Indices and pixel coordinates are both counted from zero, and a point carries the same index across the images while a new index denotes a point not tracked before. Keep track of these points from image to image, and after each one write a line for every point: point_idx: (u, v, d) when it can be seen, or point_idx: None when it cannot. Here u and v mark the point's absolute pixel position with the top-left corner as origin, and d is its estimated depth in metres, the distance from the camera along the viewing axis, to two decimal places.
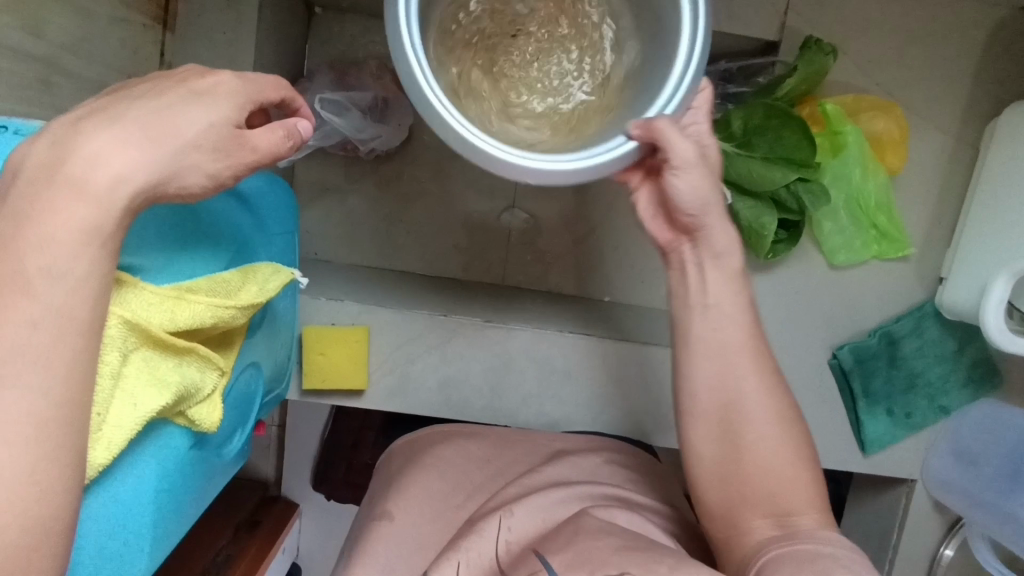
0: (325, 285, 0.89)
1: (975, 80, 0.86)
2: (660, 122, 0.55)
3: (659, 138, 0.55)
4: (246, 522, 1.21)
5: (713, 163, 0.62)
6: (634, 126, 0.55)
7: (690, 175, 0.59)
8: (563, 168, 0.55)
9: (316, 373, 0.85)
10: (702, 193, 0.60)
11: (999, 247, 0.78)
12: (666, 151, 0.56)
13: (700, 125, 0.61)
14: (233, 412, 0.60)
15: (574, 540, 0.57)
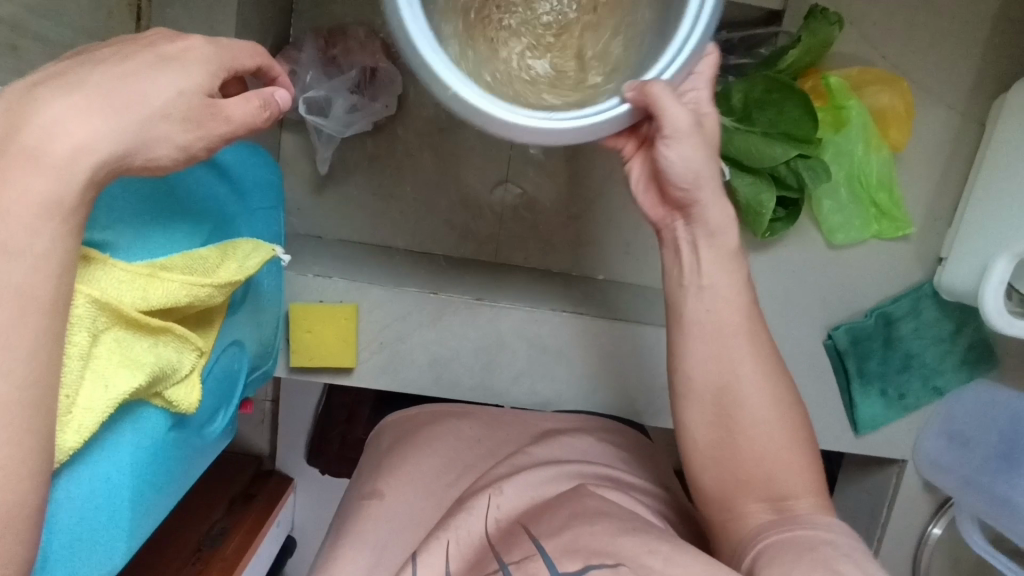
0: (312, 261, 0.87)
1: (984, 53, 0.83)
2: (658, 87, 0.53)
3: (652, 103, 0.53)
4: (239, 496, 1.22)
5: (710, 135, 0.59)
6: (628, 89, 0.54)
7: (681, 146, 0.57)
8: (560, 126, 0.53)
9: (304, 349, 0.83)
10: (693, 165, 0.58)
11: (1002, 226, 0.76)
12: (658, 119, 0.54)
13: (700, 92, 0.59)
14: (213, 392, 0.59)
15: (571, 526, 0.57)
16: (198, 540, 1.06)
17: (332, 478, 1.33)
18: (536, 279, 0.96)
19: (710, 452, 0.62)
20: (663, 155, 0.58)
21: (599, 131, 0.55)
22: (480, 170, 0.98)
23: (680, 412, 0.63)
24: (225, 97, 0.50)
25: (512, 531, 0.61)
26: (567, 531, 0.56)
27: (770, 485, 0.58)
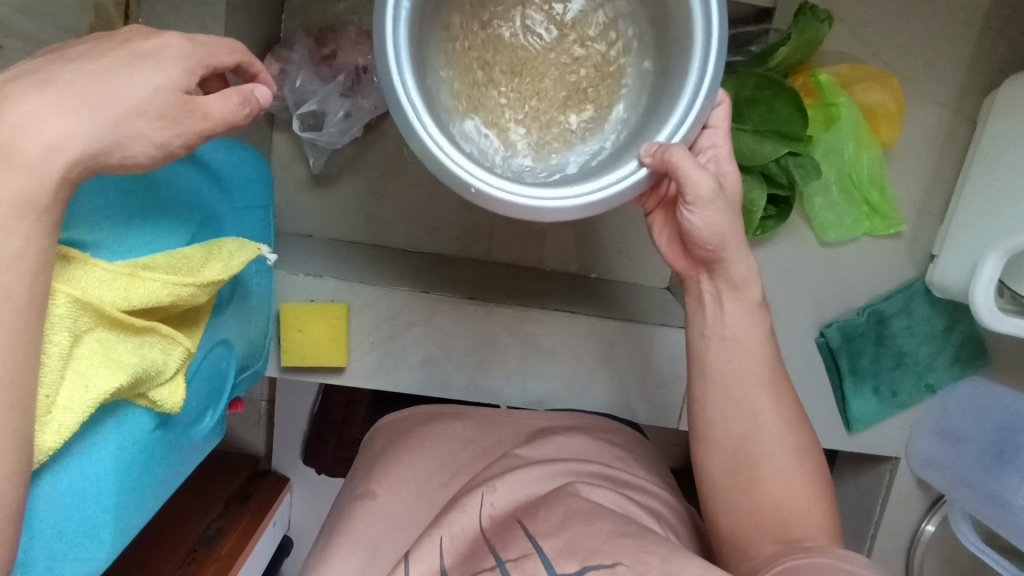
0: (301, 260, 0.86)
1: (974, 48, 0.83)
2: (677, 151, 0.53)
3: (670, 168, 0.54)
4: (236, 495, 1.21)
5: (732, 196, 0.60)
6: (646, 154, 0.54)
7: (707, 210, 0.58)
8: (574, 204, 0.53)
9: (294, 349, 0.83)
10: (718, 229, 0.59)
11: (993, 224, 0.76)
12: (680, 182, 0.55)
13: (719, 149, 0.60)
14: (200, 394, 0.59)
15: (568, 523, 0.57)
16: (194, 540, 1.05)
17: (329, 477, 1.32)
18: (529, 278, 0.96)
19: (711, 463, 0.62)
20: (691, 220, 0.59)
21: (628, 197, 0.56)
22: None
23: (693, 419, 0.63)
24: (208, 94, 0.50)
25: (507, 523, 0.61)
26: (565, 529, 0.56)
27: (783, 529, 0.58)
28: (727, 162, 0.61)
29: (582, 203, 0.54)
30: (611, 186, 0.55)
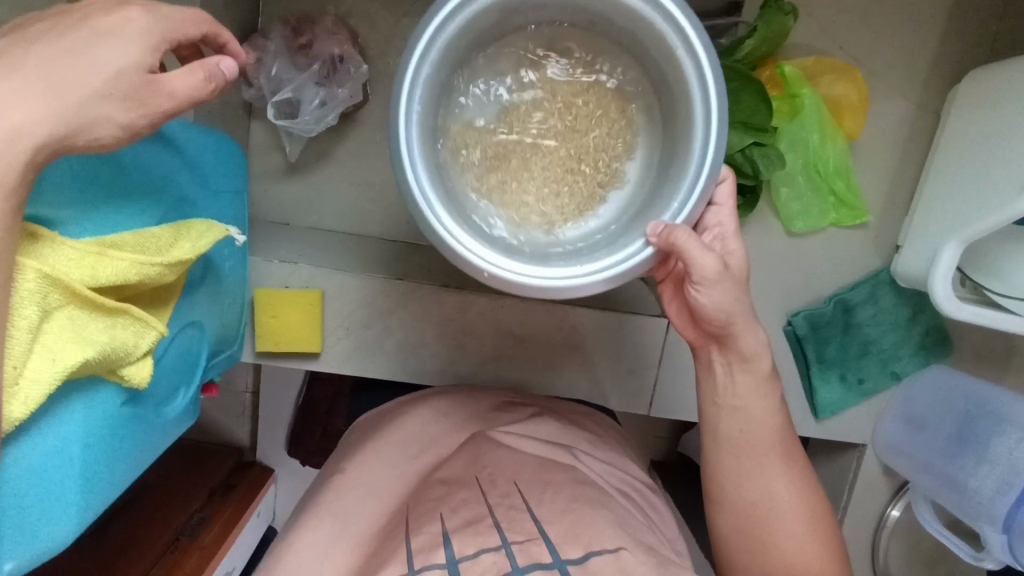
0: (278, 248, 0.87)
1: (937, 43, 0.85)
2: (681, 230, 0.56)
3: (674, 247, 0.56)
4: (219, 486, 1.22)
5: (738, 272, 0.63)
6: (652, 235, 0.57)
7: (714, 289, 0.59)
8: (586, 281, 0.58)
9: (268, 335, 0.84)
10: (726, 305, 0.60)
11: (954, 214, 0.78)
12: (686, 262, 0.58)
13: (723, 226, 0.64)
14: (170, 374, 0.60)
15: (572, 508, 0.59)
16: (176, 531, 1.05)
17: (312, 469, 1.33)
18: None
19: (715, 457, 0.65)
20: (701, 297, 0.61)
21: (636, 272, 0.59)
22: None
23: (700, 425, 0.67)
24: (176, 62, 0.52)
25: (509, 497, 0.61)
26: (567, 515, 0.58)
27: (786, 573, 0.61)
28: (732, 238, 0.64)
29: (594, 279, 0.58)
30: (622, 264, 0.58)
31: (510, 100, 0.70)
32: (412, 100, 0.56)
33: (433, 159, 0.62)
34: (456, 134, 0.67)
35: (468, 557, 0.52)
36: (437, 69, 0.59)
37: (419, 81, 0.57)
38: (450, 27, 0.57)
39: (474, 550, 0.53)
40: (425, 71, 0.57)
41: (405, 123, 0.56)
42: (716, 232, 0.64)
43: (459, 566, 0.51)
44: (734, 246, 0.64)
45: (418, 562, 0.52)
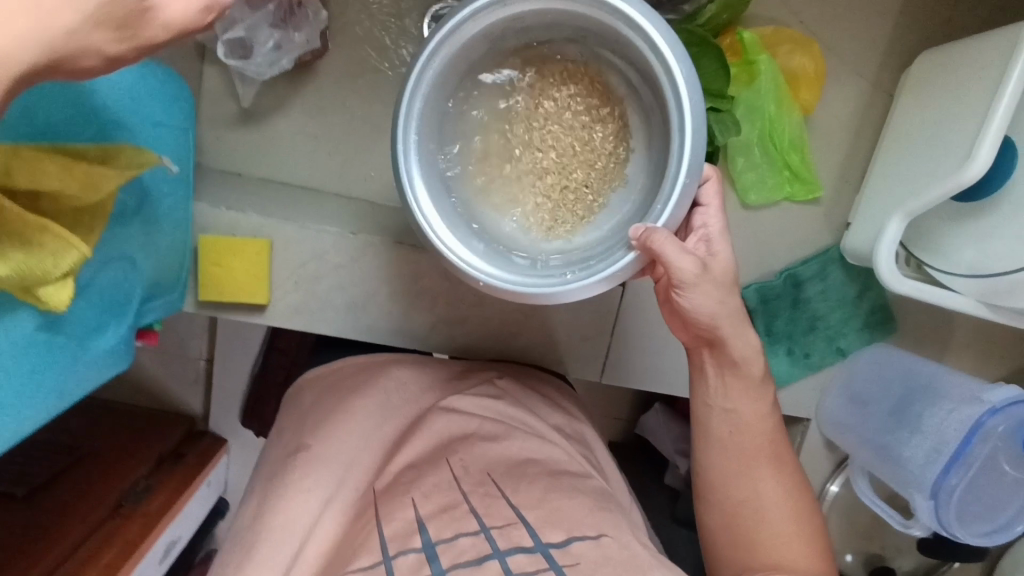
0: (223, 195, 0.84)
1: (893, 22, 0.86)
2: (659, 234, 0.55)
3: (650, 250, 0.56)
4: (169, 455, 1.17)
5: (725, 273, 0.61)
6: (632, 239, 0.57)
7: (697, 292, 0.59)
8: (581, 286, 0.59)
9: (213, 283, 0.82)
10: (710, 308, 0.60)
11: (900, 191, 0.80)
12: (665, 265, 0.57)
13: (709, 226, 0.62)
14: (94, 306, 0.58)
15: (551, 498, 0.58)
16: (119, 496, 1.00)
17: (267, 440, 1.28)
18: None
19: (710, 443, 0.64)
20: (689, 303, 0.59)
21: (624, 275, 0.59)
22: None
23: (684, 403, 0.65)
24: None
25: (484, 483, 0.60)
26: (547, 503, 0.57)
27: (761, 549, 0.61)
28: (721, 237, 0.61)
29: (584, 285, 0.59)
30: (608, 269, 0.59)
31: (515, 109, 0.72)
32: (408, 130, 0.61)
33: (444, 182, 0.67)
34: (469, 148, 0.71)
35: (445, 540, 0.53)
36: (431, 98, 0.63)
37: (411, 113, 0.61)
38: (438, 59, 0.60)
39: (451, 534, 0.53)
40: (417, 102, 0.61)
41: (404, 153, 0.61)
42: (705, 232, 0.62)
43: (435, 549, 0.52)
44: (723, 247, 0.61)
45: (392, 547, 0.53)
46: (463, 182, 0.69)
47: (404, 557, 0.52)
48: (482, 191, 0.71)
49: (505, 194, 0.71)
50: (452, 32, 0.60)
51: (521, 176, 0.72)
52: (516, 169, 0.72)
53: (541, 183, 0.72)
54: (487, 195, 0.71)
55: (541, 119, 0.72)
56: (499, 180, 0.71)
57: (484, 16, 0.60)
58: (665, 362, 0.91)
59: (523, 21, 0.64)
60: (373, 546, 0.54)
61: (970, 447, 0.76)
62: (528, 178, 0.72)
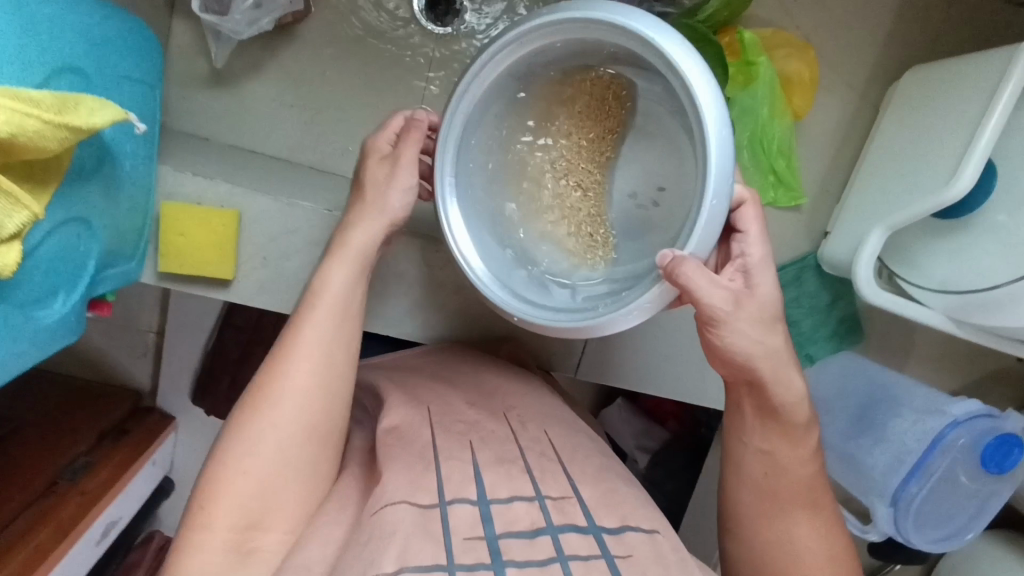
0: (188, 159, 0.77)
1: (883, 35, 0.88)
2: (688, 262, 0.48)
3: (678, 283, 0.48)
4: (112, 429, 1.09)
5: (766, 310, 0.53)
6: (658, 266, 0.49)
7: (734, 329, 0.52)
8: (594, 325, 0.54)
9: (173, 255, 0.75)
10: (749, 344, 0.52)
11: (883, 204, 0.81)
12: (694, 298, 0.50)
13: (749, 257, 0.54)
14: (44, 271, 0.53)
15: (602, 482, 0.57)
16: (55, 472, 0.95)
17: (218, 421, 1.20)
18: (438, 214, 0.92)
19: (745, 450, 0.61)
20: (728, 342, 0.52)
21: (657, 307, 0.53)
22: (396, 94, 0.92)
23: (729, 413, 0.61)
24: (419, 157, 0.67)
25: (540, 442, 0.61)
26: (602, 482, 0.57)
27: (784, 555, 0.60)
28: (760, 268, 0.54)
29: (618, 316, 0.52)
30: (636, 298, 0.52)
31: (562, 123, 0.62)
32: (444, 171, 0.59)
33: (496, 228, 0.62)
34: (514, 167, 0.63)
35: (501, 502, 0.51)
36: (469, 138, 0.60)
37: (444, 156, 0.59)
38: (466, 99, 0.58)
39: (507, 496, 0.51)
40: (454, 143, 0.59)
41: (441, 198, 0.59)
42: (742, 262, 0.54)
43: (499, 532, 0.48)
44: (762, 279, 0.54)
45: (447, 493, 0.51)
46: (505, 207, 0.63)
47: (458, 509, 0.49)
48: (527, 215, 0.63)
49: (552, 216, 0.63)
50: (478, 72, 0.57)
51: (570, 198, 0.62)
52: (564, 190, 0.62)
53: (591, 206, 0.62)
54: (535, 218, 0.63)
55: (589, 133, 0.62)
56: (545, 202, 0.63)
57: (505, 50, 0.56)
58: (656, 364, 0.86)
59: (554, 52, 0.57)
60: (426, 489, 0.50)
61: (931, 458, 0.78)
62: (577, 200, 0.62)
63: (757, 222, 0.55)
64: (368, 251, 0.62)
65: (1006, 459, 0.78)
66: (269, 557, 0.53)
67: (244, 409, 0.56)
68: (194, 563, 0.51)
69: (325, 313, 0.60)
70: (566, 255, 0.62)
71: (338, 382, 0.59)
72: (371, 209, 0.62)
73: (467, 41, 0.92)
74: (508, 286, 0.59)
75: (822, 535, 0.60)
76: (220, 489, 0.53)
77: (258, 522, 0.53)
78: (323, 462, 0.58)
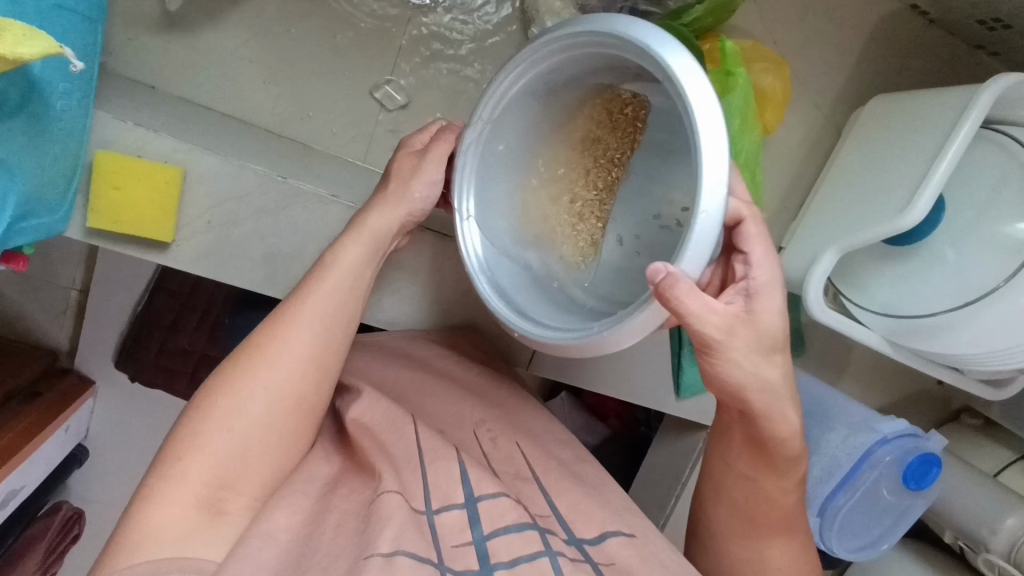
0: (132, 108, 0.71)
1: (854, 62, 0.91)
2: (682, 283, 0.43)
3: (669, 305, 0.43)
4: (20, 393, 1.00)
5: (766, 336, 0.49)
6: (648, 283, 0.43)
7: (732, 354, 0.49)
8: (600, 337, 0.48)
9: (105, 211, 0.67)
10: (742, 366, 0.50)
11: (839, 225, 0.82)
12: (687, 320, 0.45)
13: (753, 280, 0.50)
14: None
15: (581, 505, 0.56)
16: None
17: (144, 389, 1.12)
18: None
19: (727, 469, 0.62)
20: (722, 368, 0.50)
21: (652, 327, 0.48)
22: (364, 63, 0.88)
23: (722, 436, 0.62)
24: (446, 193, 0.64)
25: (514, 463, 0.59)
26: (574, 490, 0.58)
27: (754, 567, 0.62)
28: (765, 291, 0.50)
29: (612, 335, 0.47)
30: (626, 316, 0.47)
31: (580, 135, 0.60)
32: (465, 184, 0.58)
33: (524, 245, 0.61)
34: (533, 178, 0.61)
35: (488, 498, 0.51)
36: (491, 154, 0.59)
37: (464, 173, 0.58)
38: (487, 112, 0.56)
39: (494, 490, 0.52)
40: (477, 159, 0.58)
41: (461, 215, 0.58)
42: (746, 285, 0.51)
43: (488, 545, 0.48)
44: (767, 303, 0.50)
45: (434, 500, 0.51)
46: (524, 217, 0.61)
47: (448, 512, 0.50)
48: (542, 225, 0.61)
49: (564, 227, 0.61)
50: (498, 92, 0.55)
51: (580, 211, 0.61)
52: (575, 203, 0.61)
53: (599, 220, 0.60)
54: (550, 230, 0.61)
55: (603, 148, 0.60)
56: (558, 213, 0.61)
57: (522, 67, 0.54)
58: (611, 365, 0.87)
59: (571, 67, 0.55)
60: (415, 494, 0.51)
61: (859, 472, 0.82)
62: (585, 213, 0.61)
63: (761, 242, 0.51)
64: (385, 235, 0.60)
65: (925, 478, 0.81)
66: (238, 522, 0.50)
67: (236, 367, 0.53)
68: (160, 515, 0.47)
69: (332, 286, 0.57)
70: (569, 265, 0.60)
71: (332, 356, 0.56)
72: (391, 198, 0.61)
73: (443, 18, 0.89)
74: (514, 300, 0.58)
75: (772, 548, 0.61)
76: (198, 443, 0.50)
77: (232, 483, 0.50)
78: (304, 433, 0.55)
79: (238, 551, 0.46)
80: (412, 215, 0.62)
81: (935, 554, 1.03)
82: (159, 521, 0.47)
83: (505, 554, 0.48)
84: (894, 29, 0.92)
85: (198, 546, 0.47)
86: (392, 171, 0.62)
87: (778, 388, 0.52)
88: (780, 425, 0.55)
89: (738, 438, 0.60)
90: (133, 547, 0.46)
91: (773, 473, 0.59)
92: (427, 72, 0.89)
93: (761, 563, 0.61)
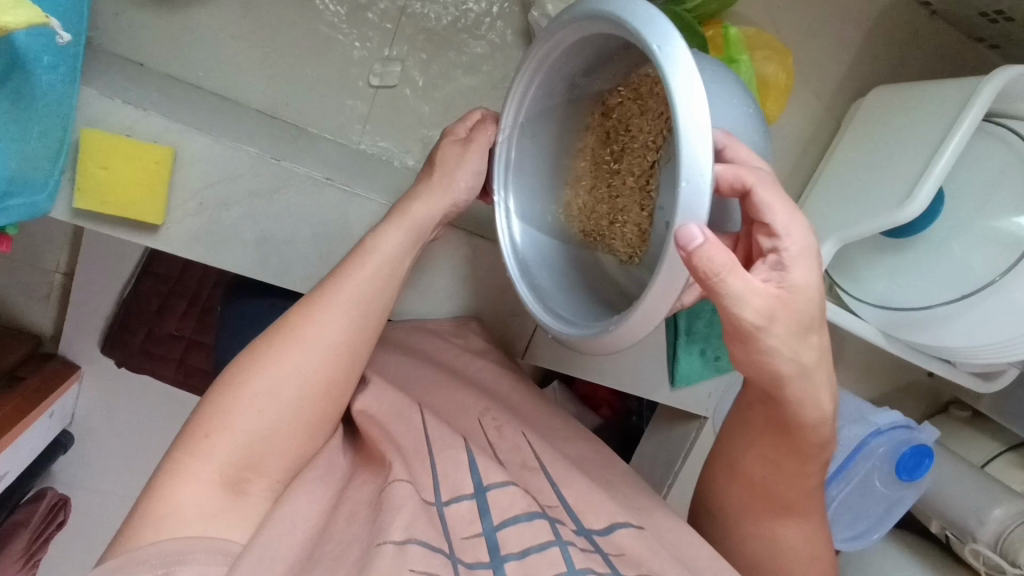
0: (118, 85, 0.68)
1: (856, 52, 0.91)
2: (715, 250, 0.40)
3: (699, 269, 0.41)
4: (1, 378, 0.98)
5: (803, 313, 0.48)
6: (679, 247, 0.40)
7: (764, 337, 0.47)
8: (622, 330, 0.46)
9: (93, 191, 0.65)
10: (765, 355, 0.49)
11: (839, 215, 0.82)
12: (719, 291, 0.44)
13: (786, 250, 0.48)
14: None
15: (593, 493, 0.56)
16: None
17: (132, 373, 1.10)
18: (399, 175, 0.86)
19: (741, 454, 0.62)
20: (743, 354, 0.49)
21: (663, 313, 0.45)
22: (361, 44, 0.86)
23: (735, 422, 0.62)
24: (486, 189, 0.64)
25: (520, 452, 0.59)
26: (583, 479, 0.57)
27: (765, 549, 0.62)
28: (799, 260, 0.48)
29: (628, 328, 0.46)
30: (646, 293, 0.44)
31: (609, 122, 0.58)
32: (500, 188, 0.59)
33: (576, 243, 0.62)
34: (574, 177, 0.61)
35: (497, 487, 0.51)
36: (523, 157, 0.60)
37: (498, 178, 0.59)
38: (509, 116, 0.57)
39: (502, 479, 0.52)
40: (511, 159, 0.59)
41: (502, 215, 0.59)
42: (777, 256, 0.48)
43: (497, 535, 0.48)
44: (804, 273, 0.48)
45: (444, 492, 0.50)
46: (571, 217, 0.62)
47: (456, 504, 0.50)
48: (591, 222, 0.60)
49: (612, 219, 0.58)
50: (517, 96, 0.56)
51: (621, 199, 0.57)
52: (620, 191, 0.58)
53: (642, 204, 0.55)
54: (603, 224, 0.59)
55: (631, 125, 0.56)
56: (603, 206, 0.59)
57: (531, 69, 0.55)
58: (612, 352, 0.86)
59: (579, 61, 0.55)
60: (425, 485, 0.51)
61: (853, 462, 0.82)
62: (625, 199, 0.57)
63: (780, 207, 0.48)
64: (427, 226, 0.59)
65: (917, 468, 0.83)
66: (260, 503, 0.49)
67: (269, 346, 0.52)
68: (185, 490, 0.46)
69: (371, 273, 0.55)
70: (626, 257, 0.57)
71: (365, 343, 0.55)
72: (436, 188, 0.60)
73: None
74: (555, 300, 0.57)
75: (782, 530, 0.62)
76: (227, 421, 0.48)
77: (257, 463, 0.49)
78: (329, 419, 0.53)
79: (261, 534, 0.45)
80: (455, 205, 0.61)
81: (923, 542, 1.05)
82: (183, 498, 0.45)
83: (514, 545, 0.47)
84: (897, 20, 0.91)
85: (223, 527, 0.46)
86: (438, 159, 0.60)
87: (787, 381, 0.51)
88: (789, 415, 0.55)
89: (754, 423, 0.60)
90: (157, 522, 0.44)
91: (784, 462, 0.59)
92: (425, 54, 0.88)
93: (773, 544, 0.62)
